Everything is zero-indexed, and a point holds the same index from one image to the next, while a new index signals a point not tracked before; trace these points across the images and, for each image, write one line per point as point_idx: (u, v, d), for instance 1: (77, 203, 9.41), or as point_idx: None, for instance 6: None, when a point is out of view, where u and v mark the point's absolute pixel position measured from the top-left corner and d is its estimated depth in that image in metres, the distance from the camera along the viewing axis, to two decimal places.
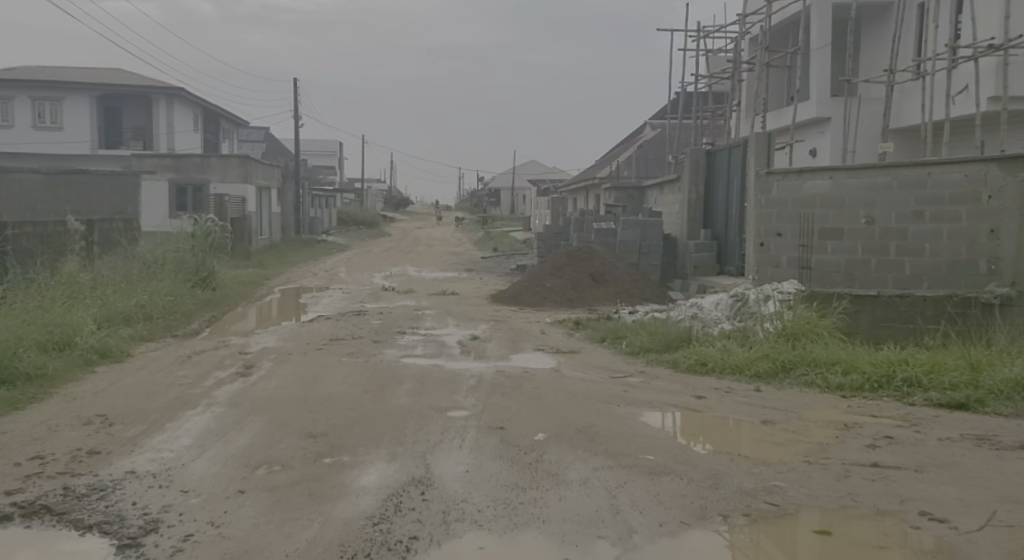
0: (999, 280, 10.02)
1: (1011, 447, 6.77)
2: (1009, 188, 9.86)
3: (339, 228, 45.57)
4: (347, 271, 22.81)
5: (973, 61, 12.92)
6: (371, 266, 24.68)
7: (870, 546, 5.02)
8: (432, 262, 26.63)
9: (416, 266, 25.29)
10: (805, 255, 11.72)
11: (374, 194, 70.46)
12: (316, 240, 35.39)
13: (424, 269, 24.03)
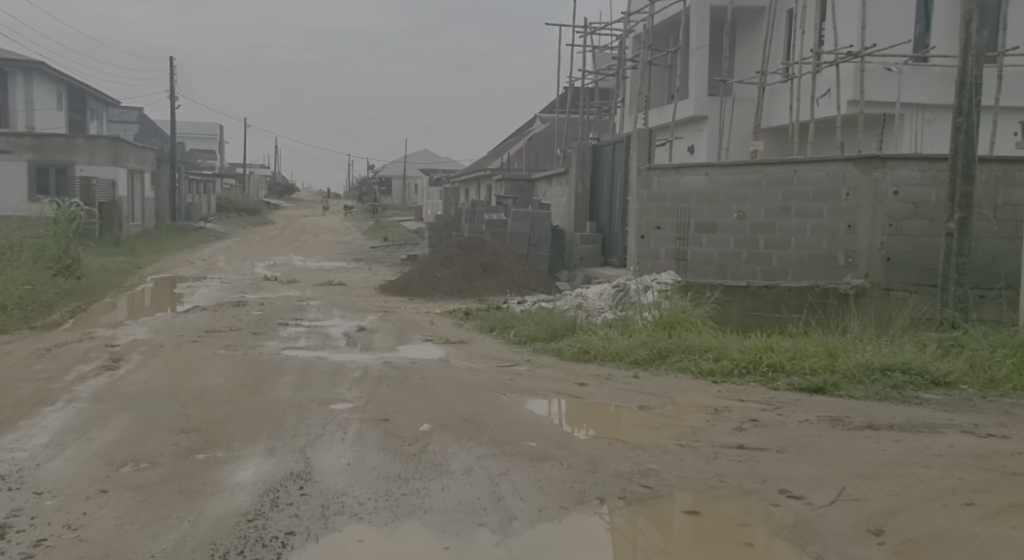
0: (855, 272, 10.72)
1: (861, 427, 7.31)
2: (863, 186, 10.60)
3: (219, 215, 44.31)
4: (227, 260, 22.30)
5: (834, 66, 13.73)
6: (254, 255, 24.18)
7: (734, 523, 5.36)
8: (318, 252, 26.31)
9: (302, 255, 24.90)
10: (682, 248, 12.13)
11: (257, 182, 68.75)
12: (194, 227, 34.35)
13: (310, 258, 23.71)
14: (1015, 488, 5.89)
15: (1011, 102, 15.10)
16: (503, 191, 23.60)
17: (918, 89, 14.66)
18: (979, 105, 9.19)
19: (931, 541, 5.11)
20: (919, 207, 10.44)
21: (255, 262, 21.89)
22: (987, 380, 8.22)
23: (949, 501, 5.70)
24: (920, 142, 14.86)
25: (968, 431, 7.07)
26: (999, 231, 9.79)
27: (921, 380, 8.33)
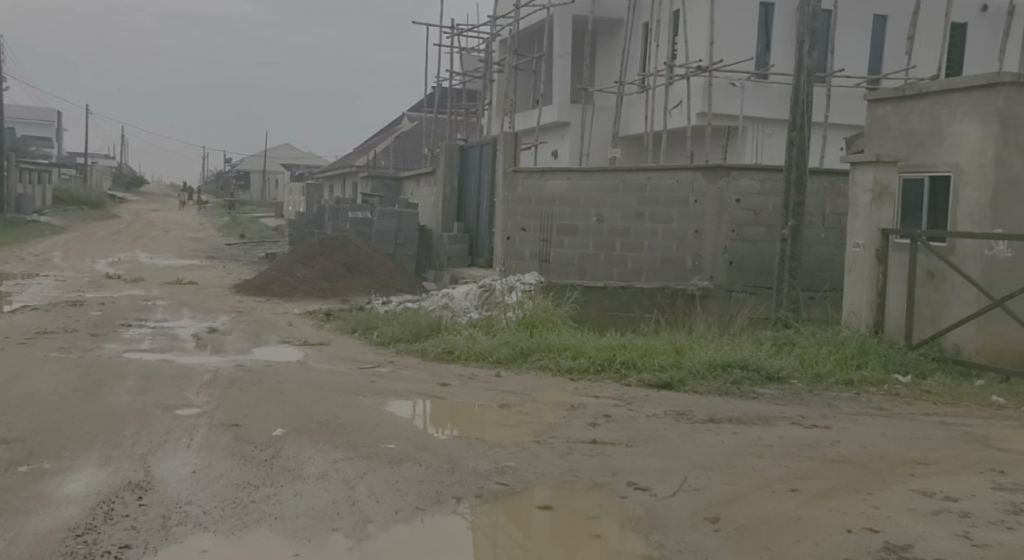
0: (701, 274, 11.33)
1: (702, 420, 7.67)
2: (710, 194, 11.19)
3: (56, 207, 41.89)
4: (63, 256, 21.18)
5: (685, 80, 14.49)
6: (94, 251, 23.07)
7: (584, 517, 5.45)
8: (165, 248, 25.34)
9: (147, 251, 23.95)
10: (545, 249, 12.43)
11: (100, 172, 65.27)
12: (27, 219, 32.35)
13: (159, 255, 22.85)
14: (835, 474, 6.28)
15: (839, 119, 16.26)
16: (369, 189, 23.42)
17: (759, 105, 15.60)
18: (810, 122, 9.85)
19: (762, 526, 5.38)
20: (757, 214, 11.17)
21: (95, 259, 20.85)
22: (814, 375, 8.58)
23: (778, 488, 6.04)
24: (760, 154, 15.86)
25: (796, 423, 7.49)
26: (827, 237, 10.60)
27: (757, 376, 8.70)
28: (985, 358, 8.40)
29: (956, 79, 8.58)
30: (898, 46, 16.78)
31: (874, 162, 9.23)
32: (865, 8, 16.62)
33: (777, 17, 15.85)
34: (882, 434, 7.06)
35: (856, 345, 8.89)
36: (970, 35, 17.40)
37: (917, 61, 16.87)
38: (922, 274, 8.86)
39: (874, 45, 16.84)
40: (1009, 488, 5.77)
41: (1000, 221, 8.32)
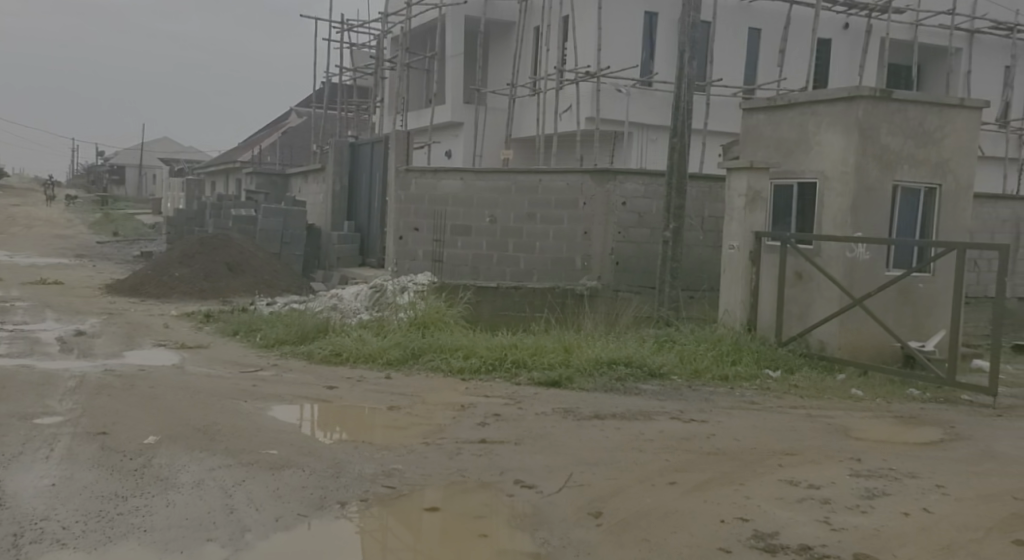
0: (589, 274, 11.60)
1: (589, 417, 7.51)
2: (598, 197, 11.49)
3: None
4: None
5: (574, 84, 14.99)
6: None
7: (470, 517, 5.28)
8: (30, 245, 24.13)
9: (9, 249, 22.77)
10: (438, 250, 12.35)
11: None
12: None
13: (22, 253, 21.77)
14: (710, 466, 6.36)
15: (717, 127, 16.91)
16: (254, 185, 22.86)
17: (644, 112, 16.07)
18: (689, 129, 10.21)
19: (642, 519, 5.36)
20: (643, 217, 11.47)
21: None
22: (693, 370, 8.80)
23: (657, 481, 6.04)
24: (644, 160, 16.31)
25: (675, 418, 7.55)
26: (705, 239, 11.03)
27: (639, 372, 8.76)
28: (846, 354, 8.90)
29: (820, 91, 9.12)
30: (771, 58, 17.57)
31: (749, 168, 9.79)
32: (741, 21, 17.30)
33: (661, 26, 16.37)
34: (754, 427, 7.26)
35: (731, 342, 9.24)
36: (835, 51, 18.34)
37: (788, 73, 17.70)
38: (791, 275, 9.32)
39: (750, 56, 17.56)
40: (864, 475, 6.02)
41: (859, 225, 8.89)
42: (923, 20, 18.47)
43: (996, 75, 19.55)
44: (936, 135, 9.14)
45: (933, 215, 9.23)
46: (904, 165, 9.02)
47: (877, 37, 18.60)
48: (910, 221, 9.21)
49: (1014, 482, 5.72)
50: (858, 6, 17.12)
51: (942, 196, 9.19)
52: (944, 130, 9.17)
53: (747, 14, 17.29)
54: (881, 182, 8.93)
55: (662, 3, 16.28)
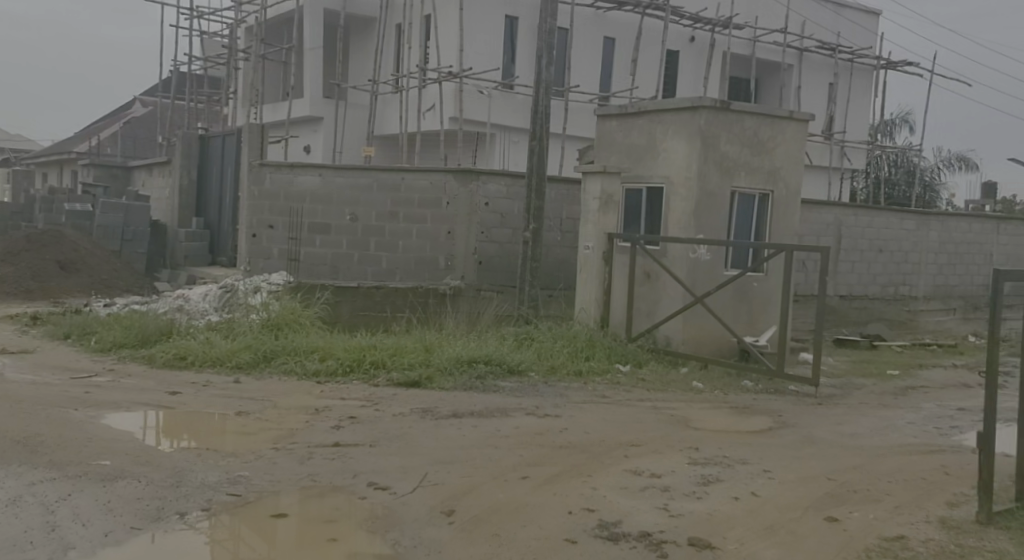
0: (452, 274, 11.54)
1: (449, 415, 7.47)
2: (460, 197, 11.44)
3: None
4: None
5: (437, 83, 15.24)
6: None
7: (320, 521, 5.15)
8: None
9: None
10: (294, 248, 11.65)
11: None
12: None
13: None
14: (561, 460, 6.52)
15: (575, 130, 17.40)
16: (91, 177, 21.72)
17: (506, 115, 16.38)
18: (548, 132, 10.39)
19: (494, 515, 5.42)
20: (505, 217, 11.59)
21: None
22: (548, 367, 9.00)
23: (510, 476, 6.12)
24: (506, 161, 16.68)
25: (531, 413, 7.62)
26: (564, 240, 11.39)
27: (499, 369, 8.81)
28: (690, 345, 9.43)
29: (667, 100, 9.61)
30: (623, 66, 18.27)
31: (602, 172, 10.16)
32: (597, 28, 17.85)
33: (521, 30, 16.80)
34: (604, 421, 7.51)
35: (586, 339, 9.51)
36: (682, 61, 19.21)
37: (640, 81, 18.43)
38: (640, 274, 9.79)
39: (604, 63, 18.17)
40: (702, 463, 6.42)
41: (702, 228, 9.44)
42: (760, 37, 19.65)
43: (823, 90, 21.08)
44: (769, 144, 9.81)
45: (766, 218, 9.92)
46: (741, 172, 9.64)
47: (719, 51, 19.65)
48: (746, 224, 9.86)
49: (830, 463, 6.26)
50: (704, 20, 18.05)
51: (773, 201, 9.91)
52: (776, 140, 9.86)
53: (601, 23, 17.86)
54: (721, 188, 9.51)
55: (522, 8, 16.69)
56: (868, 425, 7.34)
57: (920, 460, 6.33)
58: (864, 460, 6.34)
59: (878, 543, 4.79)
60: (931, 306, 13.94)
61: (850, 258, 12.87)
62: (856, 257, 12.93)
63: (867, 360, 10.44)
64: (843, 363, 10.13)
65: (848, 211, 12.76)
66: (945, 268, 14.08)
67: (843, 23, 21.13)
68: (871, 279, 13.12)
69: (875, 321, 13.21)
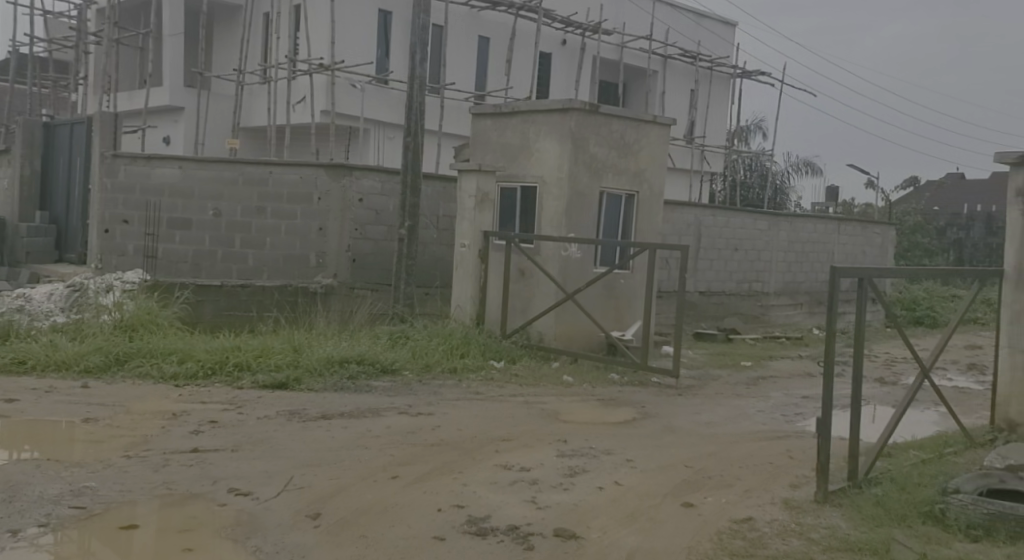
0: (324, 272, 11.28)
1: (316, 417, 7.36)
2: (333, 192, 11.20)
3: None
4: None
5: (308, 76, 15.13)
6: None
7: (174, 531, 4.98)
8: None
9: None
10: (151, 244, 11.15)
11: None
12: None
13: None
14: (432, 457, 6.57)
15: (451, 129, 17.51)
16: None
17: (380, 110, 16.39)
18: (422, 129, 10.39)
19: (360, 516, 5.42)
20: (380, 215, 11.46)
21: None
22: (423, 366, 8.99)
23: (379, 476, 6.13)
24: (381, 156, 16.69)
25: (402, 413, 7.62)
26: (439, 238, 11.42)
27: (372, 369, 8.77)
28: (561, 342, 9.71)
29: (539, 101, 9.79)
30: (497, 66, 18.50)
31: (477, 170, 10.13)
32: (471, 26, 17.94)
33: (394, 26, 16.81)
34: (476, 417, 7.60)
35: (461, 336, 9.57)
36: (555, 63, 19.56)
37: (513, 81, 18.69)
38: (514, 272, 9.97)
39: (478, 62, 18.30)
40: (568, 455, 6.61)
41: (572, 227, 9.69)
42: (627, 43, 20.24)
43: (686, 94, 21.96)
44: (635, 147, 10.18)
45: (632, 218, 10.29)
46: (609, 173, 9.96)
47: (589, 55, 20.17)
48: (614, 223, 10.19)
49: (686, 451, 6.56)
50: (574, 23, 18.49)
51: (638, 202, 10.29)
52: (641, 143, 10.23)
53: (475, 21, 17.97)
54: (590, 188, 9.80)
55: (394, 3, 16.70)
56: (723, 413, 7.73)
57: (768, 445, 6.73)
58: (718, 446, 6.68)
59: (728, 526, 5.05)
60: (781, 302, 14.73)
61: (708, 257, 13.44)
62: (714, 255, 13.52)
63: (722, 352, 10.99)
64: (700, 355, 10.60)
65: (707, 212, 13.32)
66: (793, 266, 14.90)
67: (703, 32, 22.05)
68: (727, 276, 13.75)
69: (731, 316, 13.85)
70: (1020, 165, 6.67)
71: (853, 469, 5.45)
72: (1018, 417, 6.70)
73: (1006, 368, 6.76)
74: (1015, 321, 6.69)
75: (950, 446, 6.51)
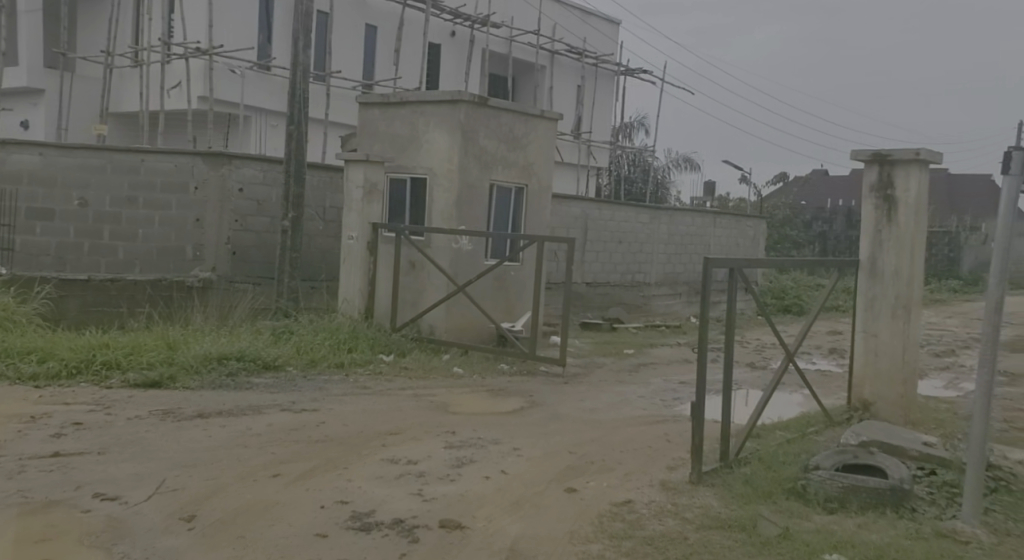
0: (203, 265, 10.86)
1: (192, 417, 7.08)
2: (211, 181, 10.77)
3: None
4: None
5: (183, 59, 14.69)
6: None
7: (31, 542, 4.67)
8: None
9: None
10: (8, 236, 10.53)
11: None
12: None
13: None
14: (315, 454, 6.40)
15: (338, 118, 17.24)
16: None
17: (261, 97, 16.06)
18: (306, 118, 10.13)
19: (238, 517, 5.22)
20: (262, 204, 11.09)
21: None
22: (308, 360, 8.78)
23: (260, 475, 5.92)
24: (263, 144, 16.41)
25: (285, 409, 7.43)
26: (326, 230, 11.19)
27: (253, 365, 8.51)
28: (451, 335, 9.68)
29: (428, 92, 9.69)
30: (386, 56, 18.29)
31: (364, 161, 9.81)
32: (359, 16, 17.68)
33: (276, 12, 16.45)
34: (362, 412, 7.46)
35: (348, 330, 9.40)
36: (444, 54, 19.46)
37: (402, 72, 18.52)
38: (405, 264, 9.85)
39: (366, 53, 18.05)
40: (455, 446, 6.56)
41: (463, 220, 9.64)
42: (516, 37, 20.34)
43: (572, 90, 22.27)
44: (524, 141, 10.22)
45: (522, 210, 10.35)
46: (499, 167, 9.98)
47: (478, 48, 20.19)
48: (505, 216, 10.23)
49: (571, 438, 6.61)
50: (463, 16, 18.47)
51: (527, 195, 10.37)
52: (529, 137, 10.30)
53: (362, 10, 17.71)
54: (479, 180, 9.77)
55: None
56: (607, 400, 7.84)
57: (650, 430, 6.86)
58: (602, 432, 6.76)
59: (609, 509, 5.09)
60: (661, 292, 15.09)
61: (595, 249, 13.61)
62: (600, 247, 13.70)
63: (608, 341, 11.17)
64: (585, 345, 10.72)
65: (593, 206, 13.49)
66: (672, 257, 15.27)
67: (589, 29, 22.37)
68: (612, 267, 13.97)
69: (616, 306, 14.10)
70: (872, 163, 7.09)
71: (724, 450, 5.61)
72: (871, 396, 7.07)
73: (860, 350, 7.15)
74: (868, 308, 7.08)
75: (812, 425, 6.77)
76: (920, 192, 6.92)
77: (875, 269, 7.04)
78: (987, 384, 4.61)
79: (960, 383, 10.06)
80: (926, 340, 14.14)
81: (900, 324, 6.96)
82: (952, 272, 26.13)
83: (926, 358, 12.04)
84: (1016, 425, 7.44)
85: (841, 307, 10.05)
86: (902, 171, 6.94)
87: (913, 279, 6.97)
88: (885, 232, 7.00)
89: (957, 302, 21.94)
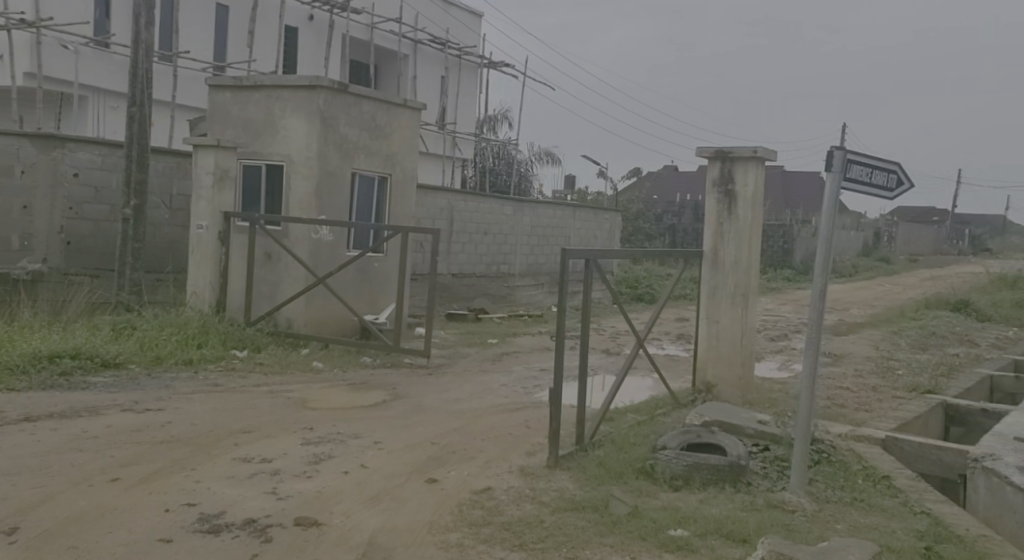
0: (31, 256, 10.04)
1: (18, 419, 6.50)
2: (40, 165, 9.97)
3: None
4: None
5: (6, 31, 13.63)
6: None
7: None
8: None
9: None
10: None
11: None
12: None
13: None
14: (159, 455, 5.98)
15: (185, 100, 16.46)
16: None
17: (95, 74, 15.19)
18: (149, 100, 9.56)
19: (71, 525, 4.78)
20: (100, 191, 10.36)
21: None
22: (152, 358, 8.24)
23: (96, 481, 5.46)
24: (101, 127, 15.51)
25: (125, 409, 6.93)
26: (172, 219, 10.59)
27: (89, 364, 7.89)
28: (311, 329, 9.31)
29: (285, 77, 9.29)
30: (239, 40, 17.58)
31: (214, 145, 9.48)
32: None
33: None
34: (212, 410, 7.04)
35: (197, 325, 8.89)
36: (302, 40, 18.90)
37: (257, 55, 17.83)
38: (259, 255, 9.41)
39: (218, 34, 17.27)
40: (312, 442, 6.27)
41: (323, 209, 9.35)
42: (377, 24, 19.98)
43: (435, 81, 22.11)
44: (386, 130, 9.98)
45: (385, 201, 10.11)
46: (361, 156, 9.70)
47: (338, 33, 19.71)
48: (366, 206, 9.95)
49: (433, 428, 6.44)
50: None
51: (390, 185, 10.13)
52: (392, 126, 10.05)
53: None
54: (340, 169, 9.48)
55: None
56: (470, 389, 7.74)
57: (510, 417, 6.79)
58: (464, 422, 6.64)
59: (469, 497, 4.97)
60: (524, 283, 15.15)
61: (461, 241, 13.51)
62: (466, 239, 13.60)
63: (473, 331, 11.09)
64: (450, 335, 10.58)
65: (458, 197, 13.35)
66: (535, 249, 15.35)
67: (451, 21, 22.22)
68: (477, 259, 13.90)
69: (480, 296, 14.05)
70: (714, 159, 7.21)
71: (580, 433, 5.59)
72: (713, 378, 7.27)
73: (703, 336, 7.31)
74: (710, 296, 7.25)
75: (661, 407, 6.87)
76: (757, 187, 7.11)
77: (717, 259, 7.21)
78: (811, 364, 4.86)
79: (791, 364, 10.54)
80: (762, 326, 14.78)
81: (739, 310, 7.17)
82: (786, 263, 27.52)
83: (761, 342, 12.57)
84: (836, 401, 7.82)
85: (687, 295, 10.33)
86: (741, 166, 7.10)
87: (751, 269, 7.18)
88: (727, 225, 7.18)
89: (789, 290, 23.13)
